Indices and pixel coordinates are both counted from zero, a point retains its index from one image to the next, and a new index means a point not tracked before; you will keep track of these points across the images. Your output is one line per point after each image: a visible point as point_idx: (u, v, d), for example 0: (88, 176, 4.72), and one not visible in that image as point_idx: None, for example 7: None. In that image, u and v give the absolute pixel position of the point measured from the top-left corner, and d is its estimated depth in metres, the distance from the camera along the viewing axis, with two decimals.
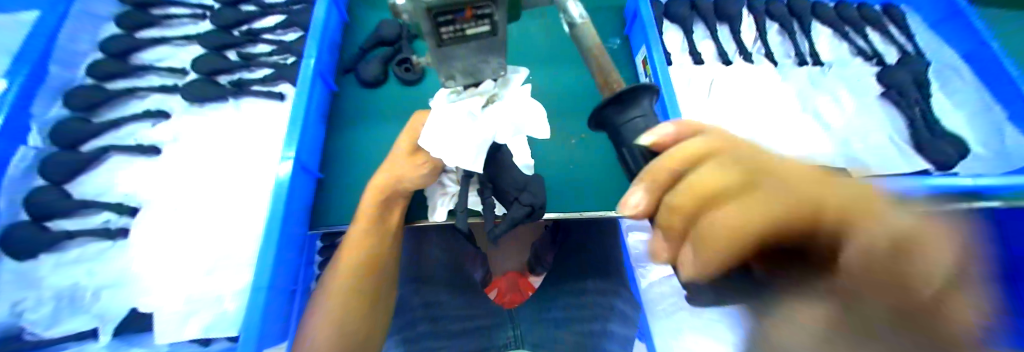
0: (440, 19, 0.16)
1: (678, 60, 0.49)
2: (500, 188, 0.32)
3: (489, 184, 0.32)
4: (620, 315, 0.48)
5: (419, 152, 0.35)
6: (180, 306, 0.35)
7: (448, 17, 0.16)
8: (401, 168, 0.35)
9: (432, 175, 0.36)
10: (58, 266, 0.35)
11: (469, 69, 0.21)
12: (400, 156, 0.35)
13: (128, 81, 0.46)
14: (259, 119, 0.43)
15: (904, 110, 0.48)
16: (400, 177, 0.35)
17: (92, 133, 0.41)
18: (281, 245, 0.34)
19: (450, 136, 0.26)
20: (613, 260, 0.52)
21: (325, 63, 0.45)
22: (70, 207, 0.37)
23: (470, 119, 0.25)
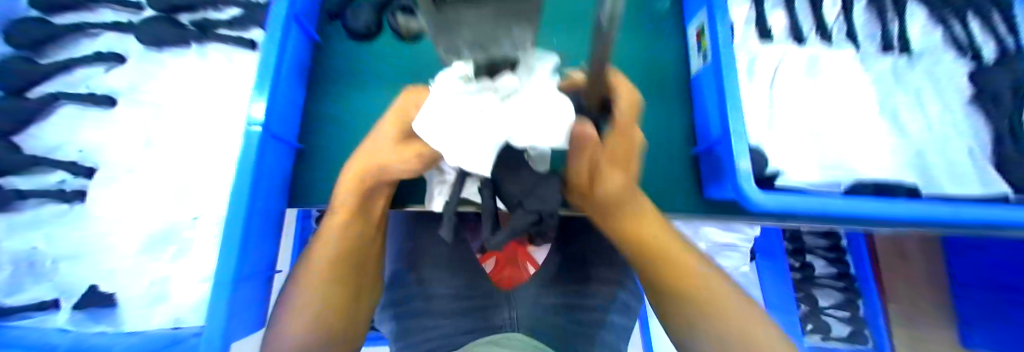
0: None
1: (739, 33, 0.39)
2: (505, 190, 0.26)
3: (489, 184, 0.26)
4: (622, 307, 0.46)
5: (410, 142, 0.28)
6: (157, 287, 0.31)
7: None
8: (384, 160, 0.28)
9: (425, 166, 0.30)
10: (12, 229, 0.31)
11: (487, 44, 0.11)
12: (384, 143, 0.29)
13: (77, 15, 0.40)
14: (228, 71, 0.37)
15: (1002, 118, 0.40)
16: (384, 166, 0.28)
17: (42, 75, 0.36)
18: (251, 228, 0.29)
19: (453, 129, 0.20)
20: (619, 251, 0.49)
21: (304, 5, 0.36)
22: (19, 164, 0.33)
23: (484, 116, 0.19)
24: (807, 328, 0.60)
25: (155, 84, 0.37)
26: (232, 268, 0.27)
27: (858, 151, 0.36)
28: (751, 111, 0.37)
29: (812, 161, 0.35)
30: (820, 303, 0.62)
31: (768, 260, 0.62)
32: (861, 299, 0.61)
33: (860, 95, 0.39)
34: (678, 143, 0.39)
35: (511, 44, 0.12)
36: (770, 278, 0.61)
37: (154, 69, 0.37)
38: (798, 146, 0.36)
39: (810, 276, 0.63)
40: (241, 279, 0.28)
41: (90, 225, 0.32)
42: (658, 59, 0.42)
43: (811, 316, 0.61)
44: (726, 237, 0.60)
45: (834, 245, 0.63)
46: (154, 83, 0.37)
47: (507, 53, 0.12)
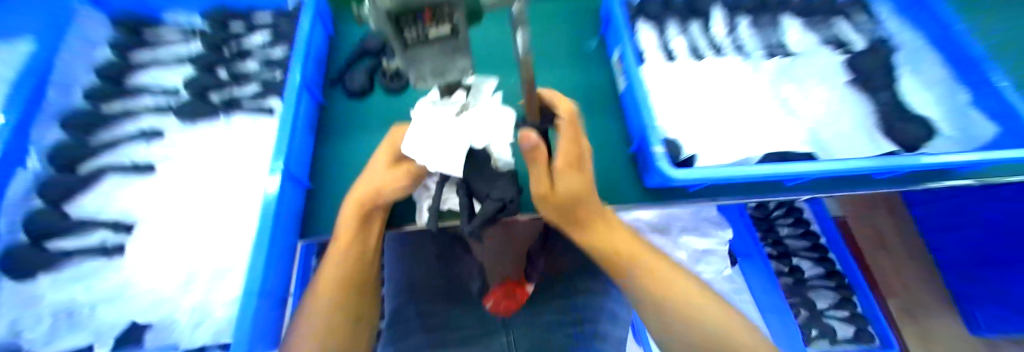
0: (401, 23, 0.17)
1: (651, 56, 0.51)
2: (475, 187, 0.33)
3: (462, 185, 0.33)
4: (609, 315, 0.52)
5: (402, 163, 0.35)
6: (190, 318, 0.36)
7: (409, 21, 0.17)
8: (383, 180, 0.34)
9: (413, 182, 0.37)
10: (56, 283, 0.36)
11: (438, 70, 0.22)
12: (380, 168, 0.35)
13: (121, 103, 0.49)
14: (249, 133, 0.45)
15: (873, 95, 0.50)
16: (380, 187, 0.34)
17: (90, 153, 0.44)
18: (273, 251, 0.34)
19: (434, 142, 0.28)
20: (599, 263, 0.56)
21: (312, 76, 0.46)
22: (70, 226, 0.39)
23: (452, 127, 0.28)
24: (812, 334, 0.65)
25: (187, 150, 0.44)
26: (258, 285, 0.32)
27: (766, 134, 0.45)
28: (672, 112, 0.46)
29: (728, 145, 0.43)
30: (819, 306, 0.67)
31: (749, 262, 0.68)
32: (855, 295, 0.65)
33: (756, 91, 0.49)
34: (622, 146, 0.47)
35: (452, 70, 0.23)
36: (757, 281, 0.66)
37: (188, 139, 0.45)
38: (714, 135, 0.44)
39: (802, 278, 0.69)
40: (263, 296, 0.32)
41: (122, 273, 0.38)
42: (594, 82, 0.52)
43: (814, 319, 0.65)
44: (703, 243, 0.67)
45: (813, 244, 0.71)
46: (185, 149, 0.44)
47: (451, 74, 0.23)
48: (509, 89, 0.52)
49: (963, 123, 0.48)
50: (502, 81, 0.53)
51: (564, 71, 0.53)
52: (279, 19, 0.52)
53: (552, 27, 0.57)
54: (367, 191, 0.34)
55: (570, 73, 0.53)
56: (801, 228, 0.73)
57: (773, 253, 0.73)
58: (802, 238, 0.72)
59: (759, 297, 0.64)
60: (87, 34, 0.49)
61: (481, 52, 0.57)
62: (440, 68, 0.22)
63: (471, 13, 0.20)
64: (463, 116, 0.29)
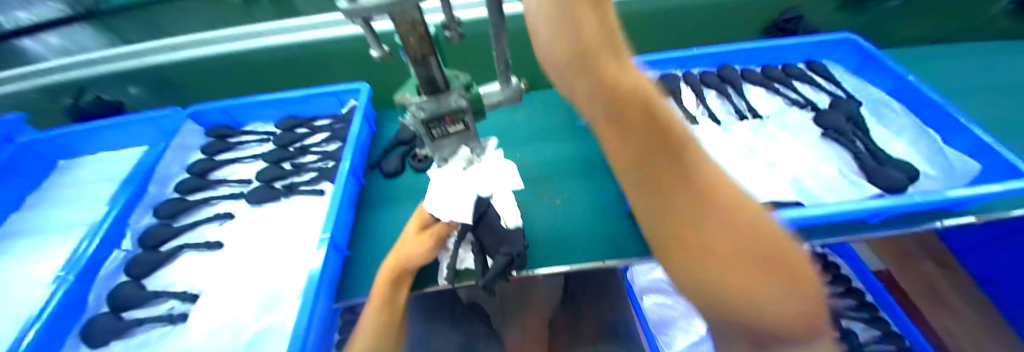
0: (432, 126, 0.27)
1: None
2: (486, 246, 0.38)
3: (476, 243, 0.39)
4: None
5: (426, 229, 0.41)
6: None
7: (437, 125, 0.27)
8: (412, 245, 0.40)
9: (435, 249, 0.41)
10: (125, 350, 0.42)
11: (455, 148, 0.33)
12: (410, 234, 0.41)
13: (205, 192, 0.61)
14: (302, 211, 0.54)
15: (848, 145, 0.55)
16: (410, 254, 0.39)
17: (172, 232, 0.53)
18: (314, 313, 0.39)
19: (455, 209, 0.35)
20: (621, 325, 0.60)
21: (358, 165, 0.57)
22: (146, 298, 0.45)
23: (463, 181, 0.34)
24: None
25: (252, 227, 0.53)
26: (298, 345, 0.36)
27: (754, 185, 0.49)
28: None
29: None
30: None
31: None
32: None
33: (735, 148, 0.55)
34: (621, 204, 0.52)
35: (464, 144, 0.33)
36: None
37: (254, 219, 0.55)
38: None
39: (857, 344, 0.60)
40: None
41: (183, 338, 0.43)
42: (589, 151, 0.60)
43: None
44: None
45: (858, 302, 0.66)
46: (251, 227, 0.53)
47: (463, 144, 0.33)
48: (518, 161, 0.61)
49: (944, 164, 0.50)
50: (512, 154, 0.62)
51: (562, 143, 0.63)
52: (335, 121, 0.67)
53: (549, 112, 0.70)
54: (402, 255, 0.39)
55: (567, 145, 0.62)
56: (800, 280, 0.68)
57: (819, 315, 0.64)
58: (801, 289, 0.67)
59: None
60: (185, 142, 0.64)
61: (495, 132, 0.68)
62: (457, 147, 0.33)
63: (477, 113, 0.30)
64: (470, 169, 0.34)
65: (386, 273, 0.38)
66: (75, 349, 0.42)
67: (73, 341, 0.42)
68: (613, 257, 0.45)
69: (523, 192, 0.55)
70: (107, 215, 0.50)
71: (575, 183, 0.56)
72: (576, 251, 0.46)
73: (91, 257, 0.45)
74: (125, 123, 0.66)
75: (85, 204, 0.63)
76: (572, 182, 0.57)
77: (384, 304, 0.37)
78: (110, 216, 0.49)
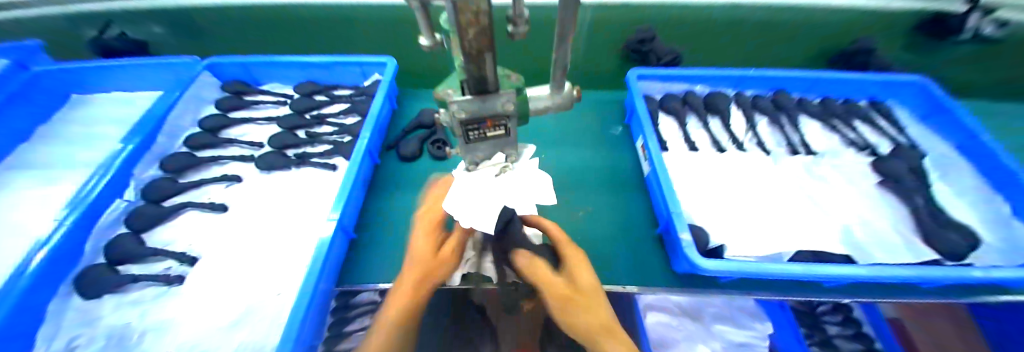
0: (470, 128, 0.24)
1: (674, 144, 0.54)
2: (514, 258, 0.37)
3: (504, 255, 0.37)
4: None
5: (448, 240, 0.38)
6: None
7: (476, 127, 0.24)
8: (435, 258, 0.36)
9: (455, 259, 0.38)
10: (117, 306, 0.39)
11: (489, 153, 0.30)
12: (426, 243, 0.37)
13: (215, 151, 0.59)
14: (311, 184, 0.51)
15: (906, 199, 0.51)
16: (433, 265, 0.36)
17: (177, 190, 0.51)
18: (313, 301, 0.37)
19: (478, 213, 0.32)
20: None
21: (376, 143, 0.54)
22: (142, 253, 0.43)
23: (491, 188, 0.31)
24: None
25: (257, 194, 0.51)
26: (293, 333, 0.33)
27: (800, 229, 0.45)
28: (696, 197, 0.47)
29: (762, 235, 0.43)
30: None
31: None
32: None
33: (782, 184, 0.51)
34: (648, 227, 0.48)
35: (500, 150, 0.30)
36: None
37: (261, 185, 0.52)
38: (739, 225, 0.44)
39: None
40: (298, 343, 0.33)
41: (174, 301, 0.40)
42: (619, 165, 0.56)
43: None
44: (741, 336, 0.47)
45: None
46: (256, 193, 0.51)
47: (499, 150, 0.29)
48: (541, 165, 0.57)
49: (1009, 238, 0.45)
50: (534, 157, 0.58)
51: (589, 152, 0.58)
52: (357, 94, 0.64)
53: (578, 117, 0.64)
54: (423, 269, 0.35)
55: (595, 155, 0.58)
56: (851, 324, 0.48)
57: None
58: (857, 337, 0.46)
59: None
60: (200, 94, 0.62)
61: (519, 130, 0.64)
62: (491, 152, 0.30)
63: (521, 118, 0.27)
64: (503, 176, 0.31)
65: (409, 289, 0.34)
66: (65, 302, 0.38)
67: (67, 292, 0.39)
68: (637, 283, 0.43)
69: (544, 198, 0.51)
70: (110, 163, 0.48)
71: (601, 197, 0.52)
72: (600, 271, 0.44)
73: (91, 203, 0.44)
74: (139, 65, 0.64)
75: (95, 146, 0.61)
76: (598, 194, 0.53)
77: (399, 326, 0.33)
78: (111, 168, 0.48)
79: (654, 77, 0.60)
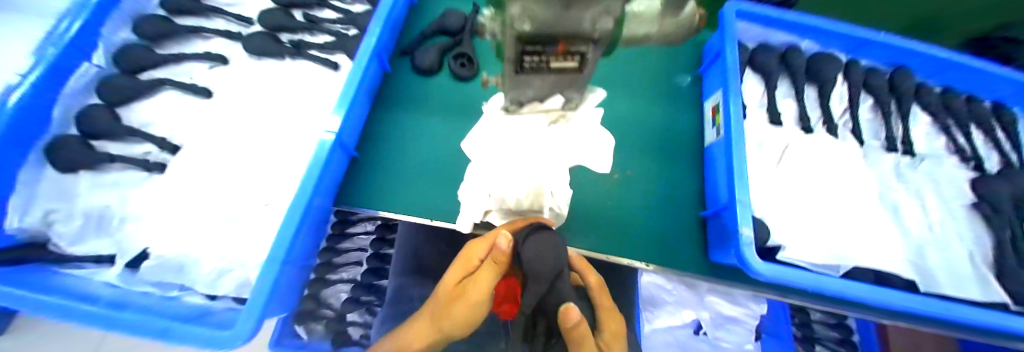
0: (530, 52, 0.17)
1: (753, 113, 0.44)
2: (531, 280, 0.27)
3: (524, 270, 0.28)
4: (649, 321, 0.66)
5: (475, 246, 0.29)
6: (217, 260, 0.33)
7: (540, 52, 0.17)
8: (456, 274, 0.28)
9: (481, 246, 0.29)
10: (94, 187, 0.36)
11: (544, 89, 0.23)
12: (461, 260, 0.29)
13: (194, 20, 0.48)
14: (306, 82, 0.43)
15: (993, 228, 0.38)
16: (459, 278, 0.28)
17: (154, 63, 0.43)
18: (306, 215, 0.31)
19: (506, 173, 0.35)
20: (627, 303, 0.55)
21: (385, 42, 0.42)
22: (119, 132, 0.38)
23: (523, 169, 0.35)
24: None
25: (242, 83, 0.42)
26: (282, 253, 0.28)
27: (874, 243, 0.37)
28: (766, 183, 0.39)
29: (831, 243, 0.36)
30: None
31: (775, 341, 0.66)
32: None
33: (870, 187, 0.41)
34: (692, 207, 0.42)
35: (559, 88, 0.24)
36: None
37: (247, 73, 0.43)
38: (813, 226, 0.36)
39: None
40: (288, 263, 0.29)
41: (158, 194, 0.36)
42: (675, 126, 0.47)
43: None
44: (732, 310, 0.66)
45: None
46: (242, 82, 0.42)
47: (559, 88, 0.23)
48: None
49: None
50: None
51: (642, 104, 0.48)
52: None
53: (641, 55, 0.51)
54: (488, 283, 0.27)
55: (648, 108, 0.48)
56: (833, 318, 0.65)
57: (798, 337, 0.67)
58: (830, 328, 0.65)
59: None
60: None
61: None
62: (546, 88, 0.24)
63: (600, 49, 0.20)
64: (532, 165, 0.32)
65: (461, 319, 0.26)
66: (37, 172, 0.34)
67: (37, 161, 0.34)
68: (656, 262, 0.38)
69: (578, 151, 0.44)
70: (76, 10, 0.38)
71: (645, 162, 0.44)
72: (622, 243, 0.39)
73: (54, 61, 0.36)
74: None
75: None
76: (642, 157, 0.45)
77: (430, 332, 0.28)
78: (76, 18, 0.37)
79: (754, 18, 0.45)
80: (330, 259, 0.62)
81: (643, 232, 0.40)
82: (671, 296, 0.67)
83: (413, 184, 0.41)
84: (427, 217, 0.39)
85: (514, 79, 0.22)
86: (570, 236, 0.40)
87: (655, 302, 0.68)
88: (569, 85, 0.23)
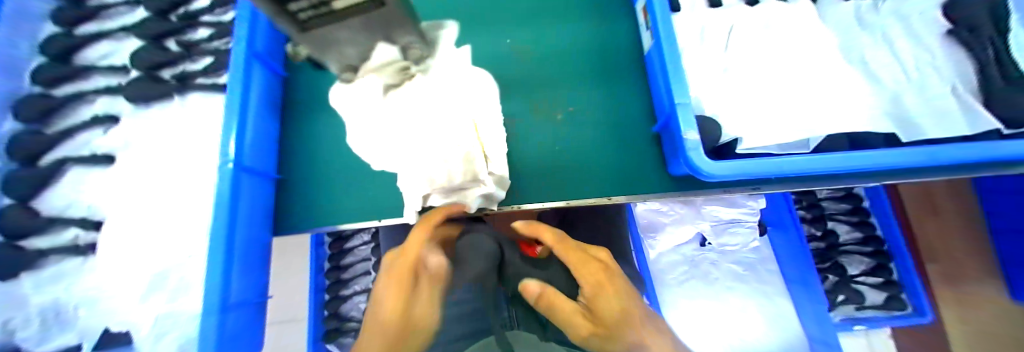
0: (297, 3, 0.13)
1: (689, 3, 0.39)
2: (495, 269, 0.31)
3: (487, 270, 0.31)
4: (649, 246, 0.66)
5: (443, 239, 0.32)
6: (157, 326, 0.33)
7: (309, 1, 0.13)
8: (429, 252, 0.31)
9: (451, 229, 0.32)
10: (38, 286, 0.32)
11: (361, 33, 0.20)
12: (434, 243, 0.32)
13: (74, 85, 0.41)
14: (206, 116, 0.40)
15: (975, 51, 0.34)
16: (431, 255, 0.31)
17: (50, 143, 0.37)
18: (233, 254, 0.29)
19: None
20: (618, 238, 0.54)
21: (264, 45, 0.37)
22: (38, 225, 0.33)
23: None
24: (838, 300, 0.62)
25: (141, 137, 0.39)
26: (218, 299, 0.26)
27: (842, 104, 0.34)
28: (708, 78, 0.36)
29: (796, 117, 0.33)
30: (850, 272, 0.63)
31: (781, 233, 0.65)
32: (892, 263, 0.62)
33: (829, 44, 0.37)
34: (642, 126, 0.39)
35: (382, 30, 0.21)
36: (784, 250, 0.65)
37: (143, 126, 0.40)
38: (769, 109, 0.33)
39: (834, 244, 0.65)
40: (229, 308, 0.28)
41: (94, 275, 0.34)
42: (610, 42, 0.42)
43: (842, 286, 0.62)
44: (731, 213, 0.64)
45: (854, 208, 0.65)
46: (139, 136, 0.39)
47: (381, 29, 0.20)
48: (504, 52, 0.42)
49: None
50: (497, 44, 0.43)
51: (573, 29, 0.43)
52: None
53: None
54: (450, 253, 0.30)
55: (580, 31, 0.43)
56: (842, 191, 0.66)
57: (807, 217, 0.66)
58: (842, 202, 0.66)
59: (785, 264, 0.65)
60: None
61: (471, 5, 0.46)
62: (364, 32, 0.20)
63: None
64: None
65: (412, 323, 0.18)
66: None
67: None
68: (620, 193, 0.36)
69: (511, 103, 0.40)
70: None
71: (588, 91, 0.40)
72: (580, 185, 0.37)
73: None
74: None
75: None
76: (583, 87, 0.41)
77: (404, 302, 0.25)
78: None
79: None
80: (338, 277, 0.64)
81: (598, 168, 0.37)
82: (669, 217, 0.64)
83: (353, 190, 0.38)
84: (376, 219, 0.37)
85: (318, 35, 0.19)
86: (520, 195, 0.37)
87: (654, 227, 0.65)
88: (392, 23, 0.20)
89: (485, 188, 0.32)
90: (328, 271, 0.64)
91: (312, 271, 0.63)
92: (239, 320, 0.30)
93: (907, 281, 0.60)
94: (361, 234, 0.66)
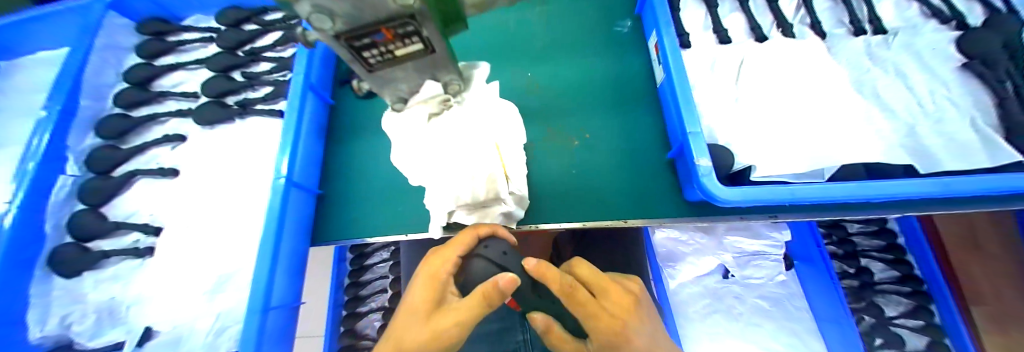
0: (365, 48, 0.16)
1: (697, 39, 0.43)
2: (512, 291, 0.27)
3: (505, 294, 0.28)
4: (668, 275, 0.64)
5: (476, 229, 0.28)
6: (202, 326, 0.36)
7: (373, 45, 0.16)
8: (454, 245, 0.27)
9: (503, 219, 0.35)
10: (98, 282, 0.36)
11: (417, 70, 0.23)
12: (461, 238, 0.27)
13: (154, 107, 0.48)
14: (258, 136, 0.45)
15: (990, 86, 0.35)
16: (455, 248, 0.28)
17: (122, 158, 0.42)
18: (279, 258, 0.32)
19: (438, 169, 0.32)
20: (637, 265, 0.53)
21: (318, 78, 0.43)
22: (103, 231, 0.38)
23: (455, 157, 0.32)
24: (876, 343, 0.57)
25: (201, 154, 0.44)
26: (260, 302, 0.29)
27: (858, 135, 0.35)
28: (719, 107, 0.38)
29: (812, 146, 0.33)
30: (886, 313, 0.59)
31: (809, 266, 0.63)
32: (934, 305, 0.57)
33: (839, 78, 0.39)
34: (656, 152, 0.40)
35: (434, 67, 0.23)
36: (812, 284, 0.61)
37: (207, 144, 0.45)
38: (783, 138, 0.34)
39: (869, 282, 0.61)
40: (270, 309, 0.30)
41: (145, 276, 0.38)
42: (625, 73, 0.45)
43: (880, 328, 0.57)
44: (754, 245, 0.63)
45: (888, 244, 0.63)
46: (200, 153, 0.44)
47: (432, 66, 0.23)
48: (523, 83, 0.46)
49: None
50: (517, 75, 0.47)
51: (591, 60, 0.46)
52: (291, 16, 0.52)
53: (577, 10, 0.49)
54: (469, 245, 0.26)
55: (597, 63, 0.46)
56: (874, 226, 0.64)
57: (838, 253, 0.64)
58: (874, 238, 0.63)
59: (816, 304, 0.61)
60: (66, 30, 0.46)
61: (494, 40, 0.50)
62: (420, 69, 0.23)
63: (454, 25, 0.19)
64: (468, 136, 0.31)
65: (482, 291, 0.19)
66: (45, 282, 0.34)
67: (41, 273, 0.34)
68: (640, 216, 0.37)
69: (530, 129, 0.43)
70: (42, 126, 0.36)
71: (604, 119, 0.43)
72: (595, 207, 0.38)
73: (37, 179, 0.34)
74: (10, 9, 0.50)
75: None
76: (603, 114, 0.43)
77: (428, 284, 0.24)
78: (44, 130, 0.36)
79: None
80: (356, 293, 0.66)
81: (616, 192, 0.39)
82: (689, 247, 0.63)
83: (384, 206, 0.41)
84: (400, 234, 0.39)
85: (380, 74, 0.22)
86: (537, 215, 0.39)
87: (673, 257, 0.64)
88: (442, 62, 0.23)
89: (507, 206, 0.34)
90: (347, 288, 0.66)
91: (333, 286, 0.65)
92: (277, 322, 0.33)
93: (951, 325, 0.55)
94: (381, 251, 0.69)
